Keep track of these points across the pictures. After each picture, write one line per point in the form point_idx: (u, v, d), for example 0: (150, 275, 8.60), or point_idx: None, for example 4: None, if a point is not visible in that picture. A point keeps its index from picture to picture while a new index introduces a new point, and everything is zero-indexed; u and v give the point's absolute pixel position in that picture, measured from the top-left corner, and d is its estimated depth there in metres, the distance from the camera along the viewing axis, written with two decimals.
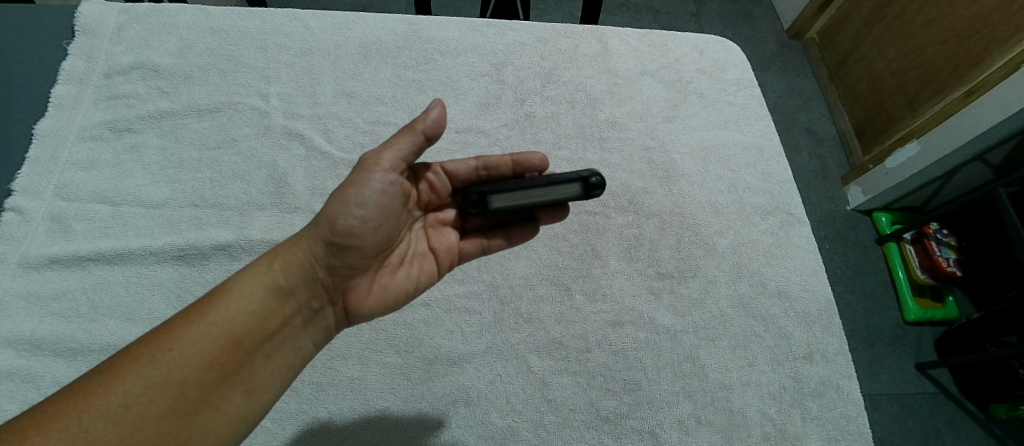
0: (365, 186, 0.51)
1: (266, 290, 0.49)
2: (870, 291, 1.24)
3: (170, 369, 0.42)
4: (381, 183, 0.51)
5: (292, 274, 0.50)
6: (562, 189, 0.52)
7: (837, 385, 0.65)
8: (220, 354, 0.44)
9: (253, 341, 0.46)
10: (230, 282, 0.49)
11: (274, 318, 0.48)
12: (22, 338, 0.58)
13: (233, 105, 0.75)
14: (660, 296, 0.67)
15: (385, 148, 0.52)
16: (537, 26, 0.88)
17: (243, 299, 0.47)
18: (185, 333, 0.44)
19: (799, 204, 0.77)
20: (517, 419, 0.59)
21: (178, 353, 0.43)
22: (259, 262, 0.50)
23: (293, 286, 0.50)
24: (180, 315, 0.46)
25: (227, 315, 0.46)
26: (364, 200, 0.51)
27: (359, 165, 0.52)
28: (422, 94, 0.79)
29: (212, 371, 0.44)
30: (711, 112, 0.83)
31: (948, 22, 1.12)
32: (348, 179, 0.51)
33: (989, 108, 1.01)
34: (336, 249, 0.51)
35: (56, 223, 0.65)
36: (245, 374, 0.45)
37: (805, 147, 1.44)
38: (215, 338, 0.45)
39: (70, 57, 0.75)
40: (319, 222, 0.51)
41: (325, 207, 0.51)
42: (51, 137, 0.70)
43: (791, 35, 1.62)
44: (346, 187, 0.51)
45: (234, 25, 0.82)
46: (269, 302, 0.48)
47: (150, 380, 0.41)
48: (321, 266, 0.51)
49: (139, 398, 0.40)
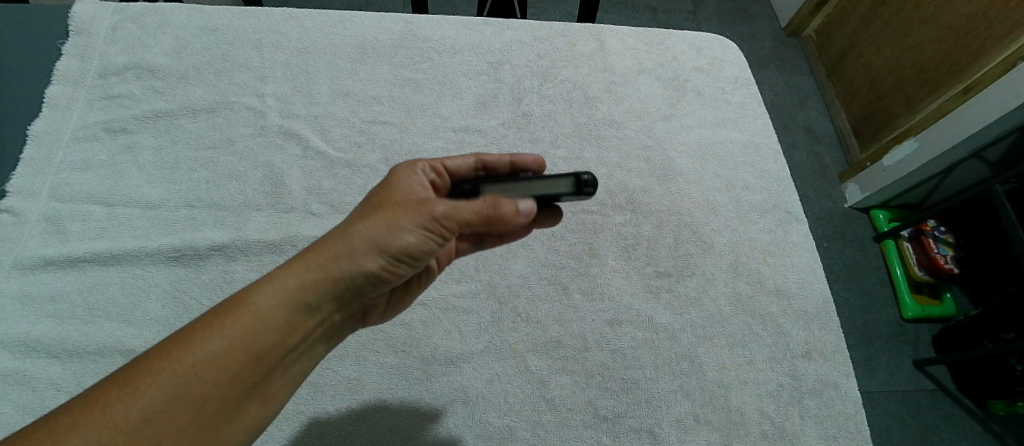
0: (416, 244, 0.46)
1: (293, 307, 0.43)
2: (867, 288, 1.25)
3: (189, 384, 0.39)
4: (438, 239, 0.47)
5: (322, 292, 0.45)
6: (553, 182, 0.48)
7: (836, 383, 0.65)
8: (242, 370, 0.41)
9: (274, 357, 0.43)
10: (254, 286, 0.44)
11: (298, 333, 0.44)
12: (17, 341, 0.57)
13: (229, 105, 0.75)
14: (658, 294, 0.67)
15: (458, 216, 0.45)
16: (534, 25, 0.87)
17: (268, 315, 0.42)
18: (204, 345, 0.40)
19: (797, 202, 0.77)
20: (515, 419, 0.59)
21: (198, 368, 0.40)
22: (286, 270, 0.44)
23: (320, 303, 0.45)
24: (197, 321, 0.42)
25: (248, 331, 0.42)
26: (411, 251, 0.46)
27: (422, 211, 0.45)
28: (418, 93, 0.79)
29: (232, 387, 0.41)
30: (709, 110, 0.83)
31: (944, 20, 1.12)
32: (405, 221, 0.45)
33: (988, 103, 1.00)
34: (372, 278, 0.46)
35: (51, 224, 0.64)
36: (264, 386, 0.43)
37: (802, 144, 1.45)
38: (237, 353, 0.41)
39: (64, 56, 0.75)
40: (363, 254, 0.45)
41: (367, 236, 0.45)
42: (44, 139, 0.69)
43: (788, 33, 1.62)
44: (394, 233, 0.45)
45: (229, 24, 0.81)
46: (295, 319, 0.44)
47: (171, 394, 0.38)
48: (353, 288, 0.46)
49: (156, 416, 0.37)
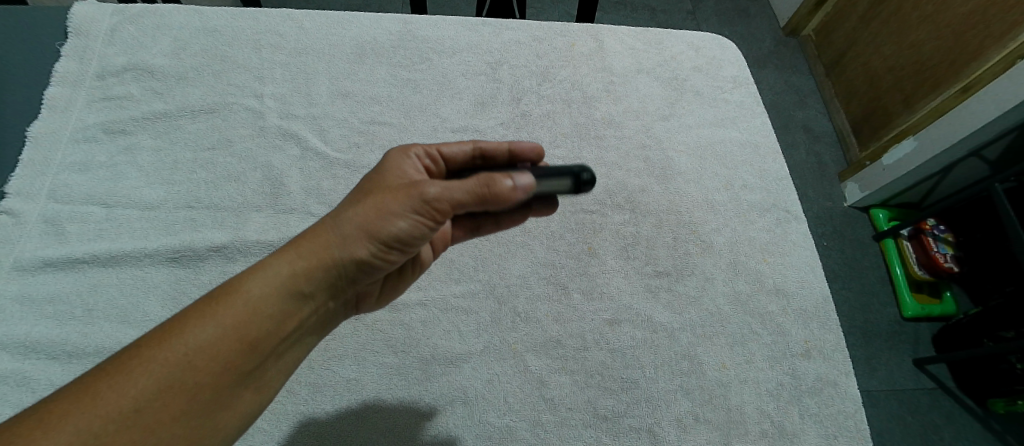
0: (408, 228, 0.46)
1: (286, 294, 0.43)
2: (867, 287, 1.25)
3: (182, 372, 0.38)
4: (430, 223, 0.47)
5: (315, 279, 0.44)
6: (550, 184, 0.49)
7: (835, 381, 0.65)
8: (236, 358, 0.41)
9: (268, 346, 0.42)
10: (245, 273, 0.43)
11: (292, 320, 0.44)
12: (16, 342, 0.57)
13: (228, 106, 0.75)
14: (657, 294, 0.67)
15: (449, 197, 0.46)
16: (532, 25, 0.87)
17: (260, 302, 0.42)
18: (196, 333, 0.40)
19: (796, 201, 0.77)
20: (515, 419, 0.59)
21: (191, 356, 0.39)
22: (279, 257, 0.44)
23: (314, 291, 0.45)
24: (189, 308, 0.41)
25: (241, 318, 0.41)
26: (404, 237, 0.46)
27: (411, 194, 0.46)
28: (416, 93, 0.79)
29: (226, 375, 0.40)
30: (708, 110, 0.83)
31: (943, 19, 1.12)
32: (395, 205, 0.45)
33: (987, 102, 1.00)
34: (365, 265, 0.46)
35: (50, 225, 0.64)
36: (257, 376, 0.43)
37: (801, 144, 1.45)
38: (230, 341, 0.40)
39: (63, 58, 0.75)
40: (356, 241, 0.45)
41: (358, 225, 0.45)
42: (43, 140, 0.69)
43: (787, 33, 1.63)
44: (385, 221, 0.45)
45: (228, 26, 0.82)
46: (289, 306, 0.43)
47: (163, 382, 0.38)
48: (347, 276, 0.46)
49: (147, 405, 0.37)
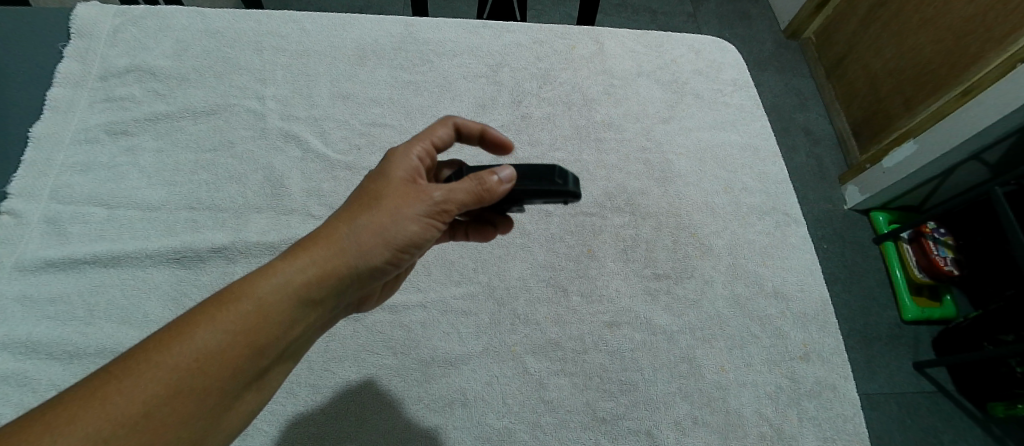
0: (415, 231, 0.48)
1: (295, 299, 0.43)
2: (867, 291, 1.25)
3: (188, 376, 0.38)
4: (437, 225, 0.49)
5: (325, 285, 0.44)
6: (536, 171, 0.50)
7: (834, 385, 0.65)
8: (243, 361, 0.40)
9: (276, 350, 0.42)
10: (254, 276, 0.43)
11: (300, 325, 0.44)
12: (17, 342, 0.57)
13: (228, 107, 0.75)
14: (657, 296, 0.68)
15: (455, 200, 0.48)
16: (534, 27, 0.88)
17: (270, 307, 0.42)
18: (205, 337, 0.39)
19: (795, 204, 0.77)
20: (514, 420, 0.59)
21: (199, 360, 0.39)
22: (290, 262, 0.43)
23: (323, 297, 0.44)
24: (196, 310, 0.41)
25: (250, 323, 0.41)
26: (411, 239, 0.48)
27: (422, 199, 0.48)
28: (418, 95, 0.79)
29: (234, 378, 0.40)
30: (708, 113, 0.83)
31: (943, 22, 1.12)
32: (407, 211, 0.47)
33: (988, 105, 1.00)
34: (375, 270, 0.47)
35: (53, 227, 0.65)
36: (264, 378, 0.43)
37: (802, 146, 1.45)
38: (239, 346, 0.40)
39: (65, 59, 0.75)
40: (369, 246, 0.45)
41: (370, 228, 0.46)
42: (47, 141, 0.69)
43: (788, 35, 1.63)
44: (395, 223, 0.46)
45: (229, 27, 0.82)
46: (298, 312, 0.43)
47: (170, 386, 0.37)
48: (357, 281, 0.46)
49: (156, 410, 0.37)
